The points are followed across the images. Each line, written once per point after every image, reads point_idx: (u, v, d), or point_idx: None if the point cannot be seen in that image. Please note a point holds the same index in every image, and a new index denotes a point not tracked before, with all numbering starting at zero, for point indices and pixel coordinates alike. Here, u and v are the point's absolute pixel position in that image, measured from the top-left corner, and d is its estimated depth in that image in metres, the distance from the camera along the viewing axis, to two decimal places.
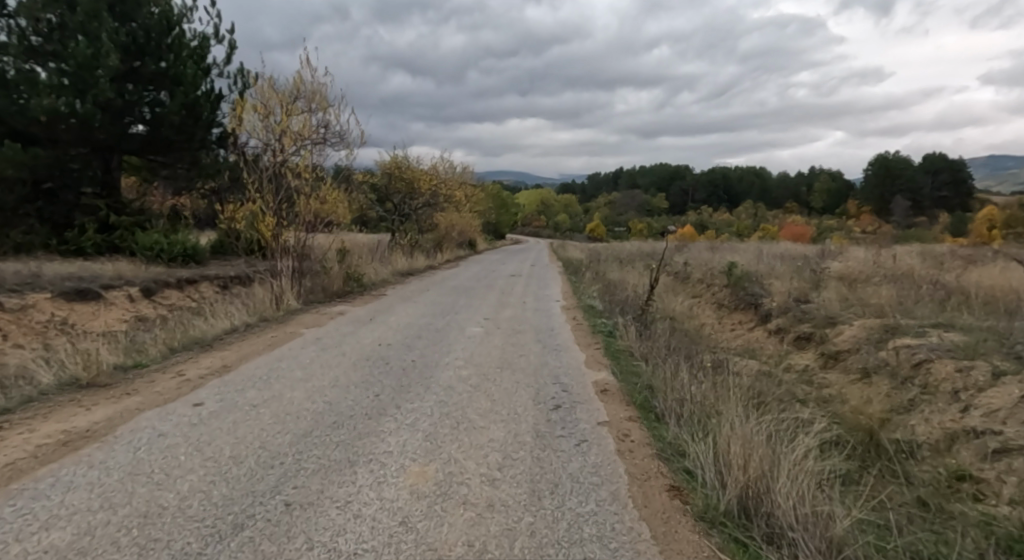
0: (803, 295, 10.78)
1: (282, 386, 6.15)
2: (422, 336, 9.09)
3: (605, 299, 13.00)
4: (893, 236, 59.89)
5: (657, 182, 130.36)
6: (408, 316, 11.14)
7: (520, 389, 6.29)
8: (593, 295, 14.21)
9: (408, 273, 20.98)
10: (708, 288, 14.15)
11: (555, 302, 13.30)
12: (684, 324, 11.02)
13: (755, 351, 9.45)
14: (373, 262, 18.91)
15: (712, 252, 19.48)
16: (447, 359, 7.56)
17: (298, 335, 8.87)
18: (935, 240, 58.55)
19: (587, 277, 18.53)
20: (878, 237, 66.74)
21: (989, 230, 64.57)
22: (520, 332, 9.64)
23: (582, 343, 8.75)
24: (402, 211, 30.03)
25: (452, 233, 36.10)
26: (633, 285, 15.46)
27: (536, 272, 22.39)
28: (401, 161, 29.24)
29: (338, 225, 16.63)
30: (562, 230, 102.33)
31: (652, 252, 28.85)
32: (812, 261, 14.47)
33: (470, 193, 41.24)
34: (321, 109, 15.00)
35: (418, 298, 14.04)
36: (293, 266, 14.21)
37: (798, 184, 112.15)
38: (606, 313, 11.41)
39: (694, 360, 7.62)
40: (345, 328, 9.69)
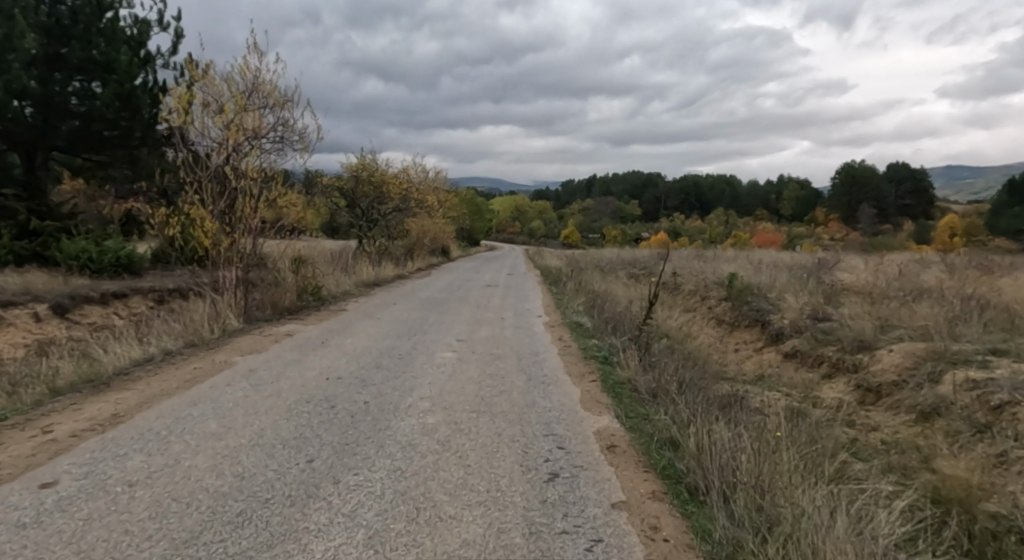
0: (819, 312, 9.53)
1: (183, 446, 4.59)
2: (382, 365, 7.58)
3: (593, 315, 11.63)
4: (859, 245, 60.10)
5: (631, 190, 130.30)
6: (369, 338, 9.58)
7: (503, 446, 4.81)
8: (579, 309, 12.82)
9: (375, 284, 19.37)
10: (705, 302, 12.87)
11: (538, 319, 11.87)
12: (686, 345, 9.68)
13: (772, 378, 8.13)
14: (335, 272, 17.25)
15: (701, 261, 18.31)
16: (410, 400, 6.05)
17: (228, 365, 7.28)
18: (901, 248, 58.87)
19: (570, 288, 17.15)
20: (845, 245, 66.98)
21: (956, 239, 65.41)
22: (500, 358, 8.17)
23: (574, 373, 7.33)
24: (369, 217, 28.32)
25: (423, 240, 34.44)
26: (622, 298, 14.12)
27: (513, 281, 20.97)
28: (369, 164, 27.57)
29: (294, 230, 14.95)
30: (536, 236, 101.18)
31: (633, 260, 27.68)
32: (814, 272, 13.32)
33: (443, 198, 39.69)
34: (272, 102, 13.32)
35: (382, 314, 12.51)
36: (239, 278, 12.52)
37: (769, 192, 113.05)
38: (597, 333, 10.01)
39: (713, 399, 6.23)
40: (290, 355, 8.10)
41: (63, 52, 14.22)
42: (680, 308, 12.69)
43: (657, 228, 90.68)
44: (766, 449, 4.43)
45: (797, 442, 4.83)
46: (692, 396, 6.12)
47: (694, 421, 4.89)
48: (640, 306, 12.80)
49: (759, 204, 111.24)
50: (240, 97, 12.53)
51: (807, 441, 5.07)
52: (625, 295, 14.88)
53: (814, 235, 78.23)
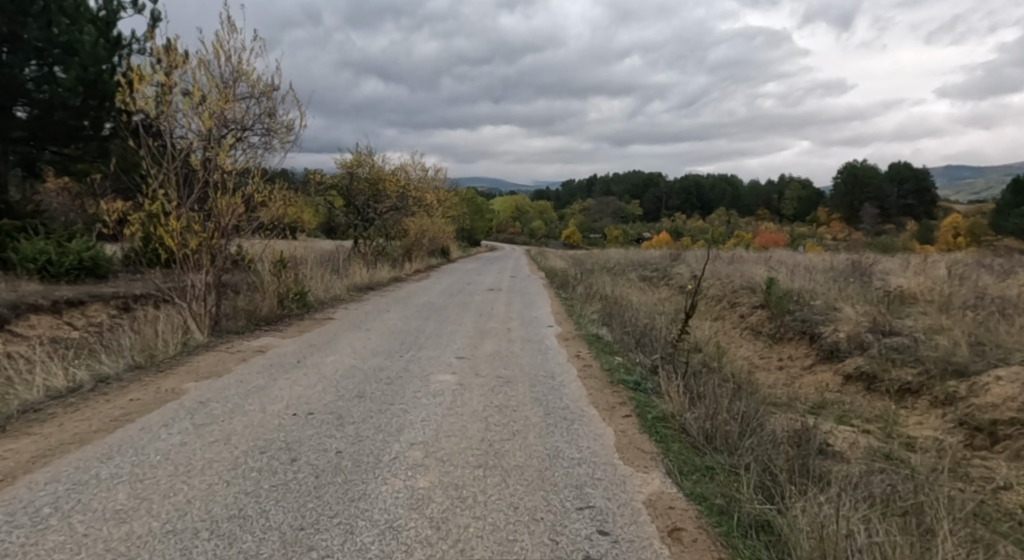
0: (883, 324, 8.13)
1: (64, 536, 3.18)
2: (367, 395, 6.18)
3: (613, 326, 10.25)
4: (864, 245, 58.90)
5: (632, 189, 128.98)
6: (356, 355, 8.18)
7: (524, 533, 3.39)
8: (595, 318, 11.44)
9: (368, 288, 17.98)
10: (736, 311, 11.50)
11: (549, 330, 10.48)
12: (727, 363, 8.30)
13: (839, 408, 6.72)
14: (325, 277, 15.85)
15: (721, 264, 16.95)
16: (396, 449, 4.66)
17: (175, 396, 5.88)
18: (907, 247, 57.70)
19: (579, 293, 15.76)
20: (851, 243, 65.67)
21: (961, 238, 64.39)
22: (510, 384, 6.78)
23: (604, 406, 5.93)
24: (365, 216, 26.96)
25: (422, 240, 33.06)
26: (642, 307, 12.73)
27: (517, 285, 19.57)
28: (365, 160, 26.21)
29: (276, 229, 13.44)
30: (537, 236, 99.79)
31: (641, 262, 26.37)
32: (855, 277, 11.96)
33: (442, 197, 38.41)
34: (250, 83, 11.73)
35: (373, 323, 11.17)
36: (210, 284, 10.98)
37: (771, 192, 111.81)
38: (621, 349, 8.63)
39: (790, 452, 4.81)
40: (257, 379, 6.68)
41: (19, 32, 12.80)
42: (708, 318, 11.32)
43: (659, 228, 89.42)
44: (919, 552, 3.00)
45: (946, 528, 3.41)
46: (770, 449, 4.68)
47: (807, 507, 3.39)
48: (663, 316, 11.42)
49: (762, 204, 109.96)
50: (211, 78, 10.93)
51: (949, 521, 3.65)
52: (643, 303, 13.51)
53: (817, 235, 77.11)
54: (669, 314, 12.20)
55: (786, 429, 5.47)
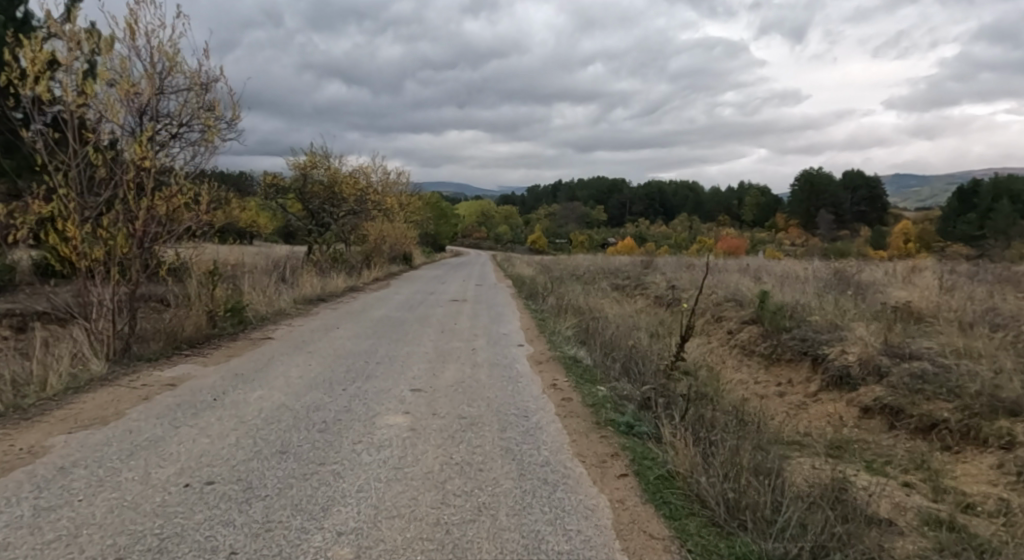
0: (899, 345, 7.16)
1: None
2: (292, 450, 4.84)
3: (592, 347, 9.10)
4: (822, 250, 59.67)
5: (597, 195, 129.22)
6: (289, 388, 6.81)
7: None
8: (571, 337, 10.29)
9: (321, 299, 16.49)
10: (724, 327, 10.48)
11: (519, 352, 9.26)
12: (727, 394, 7.19)
13: (868, 452, 5.66)
14: (271, 289, 14.32)
15: (699, 273, 16.06)
16: (317, 545, 3.38)
17: (33, 457, 4.46)
18: (863, 253, 58.63)
19: (550, 306, 14.62)
20: (809, 249, 66.57)
21: (913, 244, 66.04)
22: (475, 427, 5.55)
23: (594, 464, 4.72)
24: (320, 221, 25.36)
25: (383, 247, 31.52)
26: (620, 323, 11.65)
27: (483, 295, 18.32)
28: (320, 161, 24.65)
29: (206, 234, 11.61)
30: (502, 241, 98.75)
31: (610, 269, 25.45)
32: (846, 289, 11.14)
33: (404, 201, 36.95)
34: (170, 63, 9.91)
35: (317, 343, 9.77)
36: (122, 300, 8.93)
37: (733, 198, 113.27)
38: (605, 379, 7.45)
39: (850, 538, 3.65)
40: (154, 427, 5.26)
41: None
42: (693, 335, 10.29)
43: (624, 233, 89.64)
44: None
45: None
46: (827, 538, 3.50)
47: None
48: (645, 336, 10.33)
49: (723, 210, 111.30)
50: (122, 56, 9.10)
51: None
52: (621, 319, 12.45)
53: (777, 240, 78.21)
54: (650, 331, 11.14)
55: (837, 496, 4.28)
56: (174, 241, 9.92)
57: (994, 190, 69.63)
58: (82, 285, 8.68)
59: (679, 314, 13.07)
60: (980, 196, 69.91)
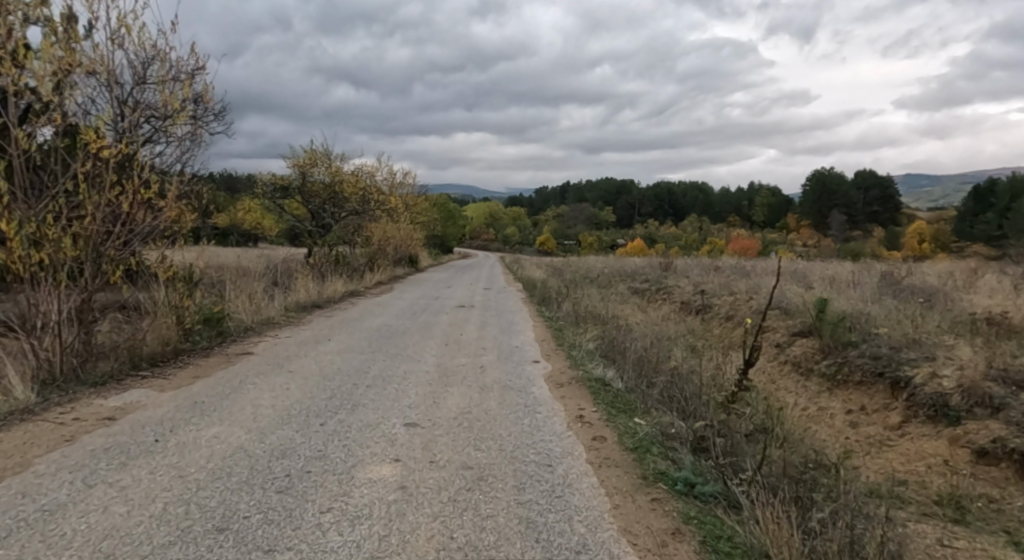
0: (1013, 372, 5.78)
1: None
2: (234, 527, 3.53)
3: (621, 367, 7.75)
4: (835, 251, 58.21)
5: (605, 196, 127.84)
6: (254, 422, 5.49)
7: None
8: (595, 352, 8.94)
9: (316, 305, 15.26)
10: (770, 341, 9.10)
11: (535, 370, 7.94)
12: (800, 432, 5.78)
13: (1007, 520, 4.30)
14: (259, 295, 13.08)
15: (727, 277, 14.73)
16: None
17: None
18: (878, 255, 57.14)
19: (566, 314, 13.32)
20: (823, 250, 65.03)
21: (930, 245, 64.45)
22: (484, 485, 4.22)
23: (653, 551, 3.36)
24: (320, 222, 24.26)
25: (387, 249, 30.35)
26: (647, 335, 10.31)
27: (492, 300, 17.04)
28: (320, 158, 23.51)
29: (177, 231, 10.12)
30: (511, 243, 97.54)
31: (624, 272, 24.20)
32: (905, 295, 9.78)
33: (409, 202, 35.80)
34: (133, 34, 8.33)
35: (301, 360, 8.48)
36: (74, 312, 7.54)
37: (744, 199, 111.64)
38: (645, 411, 6.06)
39: None
40: (58, 486, 3.96)
41: None
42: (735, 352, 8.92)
43: (634, 234, 88.24)
44: None
45: None
46: None
47: None
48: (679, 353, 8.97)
49: (734, 211, 109.68)
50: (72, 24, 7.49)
51: None
52: (646, 330, 11.11)
53: (790, 241, 76.68)
54: (683, 346, 9.79)
55: None
56: (142, 242, 8.26)
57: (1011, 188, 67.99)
58: (23, 294, 7.32)
59: (710, 322, 11.72)
60: (998, 195, 68.17)
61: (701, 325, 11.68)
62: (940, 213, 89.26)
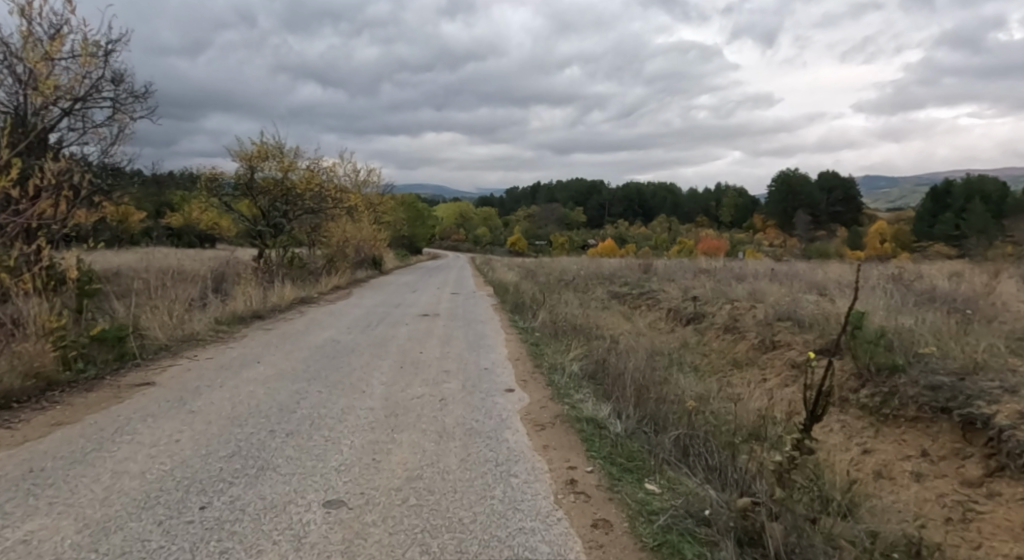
0: None
1: None
2: None
3: (618, 400, 6.23)
4: (800, 252, 58.41)
5: (575, 196, 127.26)
6: (100, 507, 3.75)
7: None
8: (581, 380, 7.40)
9: (258, 315, 13.43)
10: (788, 364, 7.68)
11: (509, 405, 6.37)
12: (869, 501, 4.29)
13: None
14: (183, 306, 11.18)
15: (717, 281, 13.41)
16: None
17: None
18: (843, 254, 57.48)
19: (542, 325, 11.77)
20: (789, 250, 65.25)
21: (892, 246, 65.32)
22: None
23: None
24: (271, 221, 22.26)
25: (348, 250, 28.51)
26: (639, 355, 8.83)
27: (460, 307, 15.42)
28: (271, 152, 21.53)
29: (57, 228, 8.06)
30: (481, 244, 96.02)
31: (600, 274, 22.92)
32: (935, 305, 8.47)
33: (372, 200, 34.01)
34: None
35: (214, 392, 6.74)
36: None
37: (712, 199, 112.20)
38: (659, 472, 4.52)
39: None
40: None
41: None
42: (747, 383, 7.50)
43: (604, 234, 87.63)
44: None
45: None
46: None
47: None
48: (682, 381, 7.51)
49: (702, 211, 110.10)
50: None
51: None
52: (636, 347, 9.63)
53: (758, 241, 76.87)
54: (683, 368, 8.34)
55: None
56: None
57: (966, 189, 69.23)
58: None
59: (706, 335, 10.31)
60: (954, 196, 69.36)
61: (697, 339, 10.28)
62: (899, 214, 90.91)
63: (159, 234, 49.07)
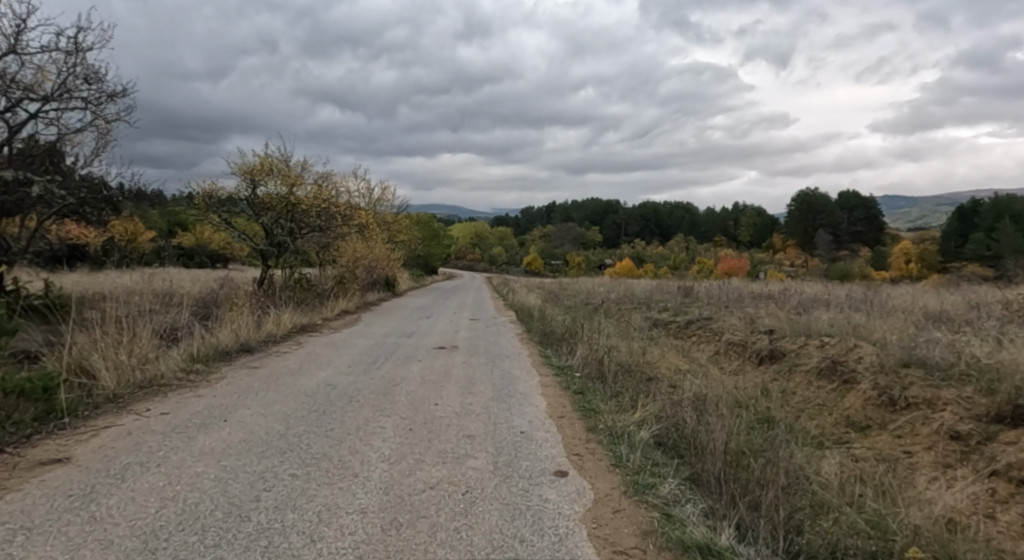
0: None
1: None
2: None
3: (739, 507, 4.20)
4: (826, 272, 56.03)
5: (591, 216, 125.53)
6: None
7: None
8: (662, 460, 5.36)
9: (246, 348, 11.52)
10: (945, 435, 5.62)
11: (566, 505, 4.31)
12: None
13: None
14: (150, 340, 9.27)
15: (785, 311, 11.34)
16: None
17: None
18: (870, 275, 55.07)
19: (583, 364, 9.71)
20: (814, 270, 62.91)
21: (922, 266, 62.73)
22: None
23: None
24: (274, 239, 20.40)
25: (358, 271, 26.83)
26: (723, 417, 6.74)
27: (480, 338, 13.43)
28: (275, 166, 19.93)
29: None
30: (496, 264, 94.33)
31: (629, 297, 20.98)
32: None
33: (385, 220, 32.46)
34: None
35: (144, 476, 4.76)
36: None
37: (730, 218, 110.05)
38: None
39: None
40: None
41: None
42: (893, 466, 5.44)
43: (621, 254, 85.60)
44: None
45: None
46: None
47: None
48: (801, 461, 5.43)
49: (720, 230, 107.78)
50: None
51: None
52: (712, 401, 7.55)
53: (782, 261, 74.44)
54: (788, 436, 6.25)
55: None
56: None
57: (995, 208, 66.65)
58: None
59: (795, 384, 8.18)
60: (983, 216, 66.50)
61: (782, 389, 8.18)
62: (925, 233, 88.06)
63: (169, 253, 47.93)
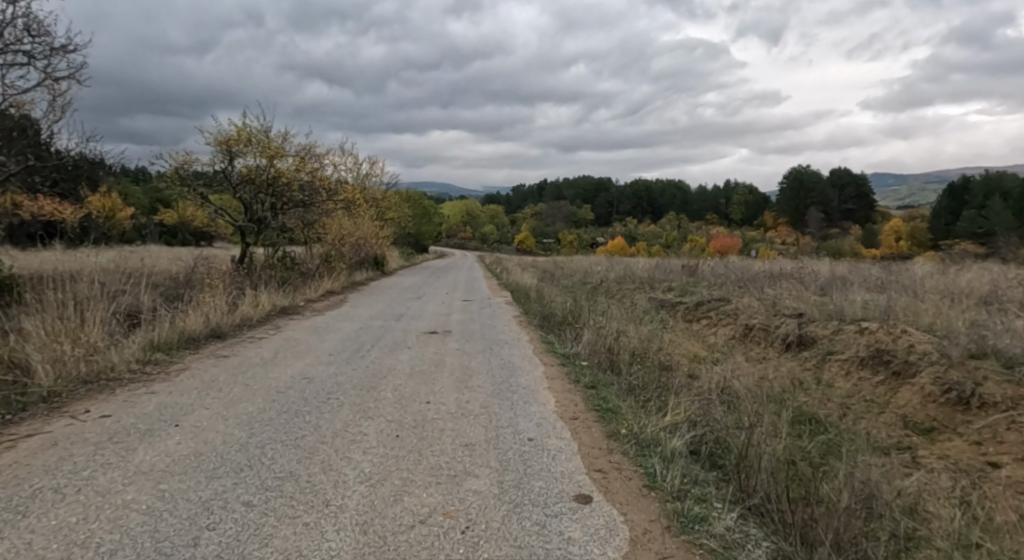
0: None
1: None
2: None
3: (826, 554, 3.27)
4: (818, 249, 55.51)
5: (583, 193, 124.19)
6: None
7: None
8: (705, 478, 4.42)
9: (217, 333, 10.44)
10: None
11: (596, 550, 3.35)
12: None
13: None
14: (102, 327, 8.15)
15: (809, 293, 10.42)
16: None
17: None
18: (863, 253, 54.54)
19: (591, 352, 8.74)
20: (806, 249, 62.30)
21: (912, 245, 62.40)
22: None
23: None
24: (253, 215, 19.17)
25: (345, 249, 25.72)
26: (763, 419, 5.79)
27: (476, 321, 12.41)
28: (254, 136, 18.60)
29: None
30: (488, 242, 93.15)
31: (628, 276, 20.04)
32: None
33: (372, 196, 31.18)
34: None
35: (54, 509, 3.72)
36: None
37: (722, 196, 109.22)
38: None
39: None
40: None
41: None
42: (982, 485, 4.54)
43: (614, 232, 84.56)
44: None
45: None
46: None
47: None
48: (872, 476, 4.52)
49: (712, 208, 106.93)
50: None
51: None
52: (743, 398, 6.61)
53: (775, 239, 73.82)
54: (843, 444, 5.33)
55: None
56: None
57: (986, 184, 66.14)
58: None
59: (834, 378, 7.26)
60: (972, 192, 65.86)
61: (819, 383, 7.26)
62: (917, 210, 87.64)
63: (150, 231, 46.34)
